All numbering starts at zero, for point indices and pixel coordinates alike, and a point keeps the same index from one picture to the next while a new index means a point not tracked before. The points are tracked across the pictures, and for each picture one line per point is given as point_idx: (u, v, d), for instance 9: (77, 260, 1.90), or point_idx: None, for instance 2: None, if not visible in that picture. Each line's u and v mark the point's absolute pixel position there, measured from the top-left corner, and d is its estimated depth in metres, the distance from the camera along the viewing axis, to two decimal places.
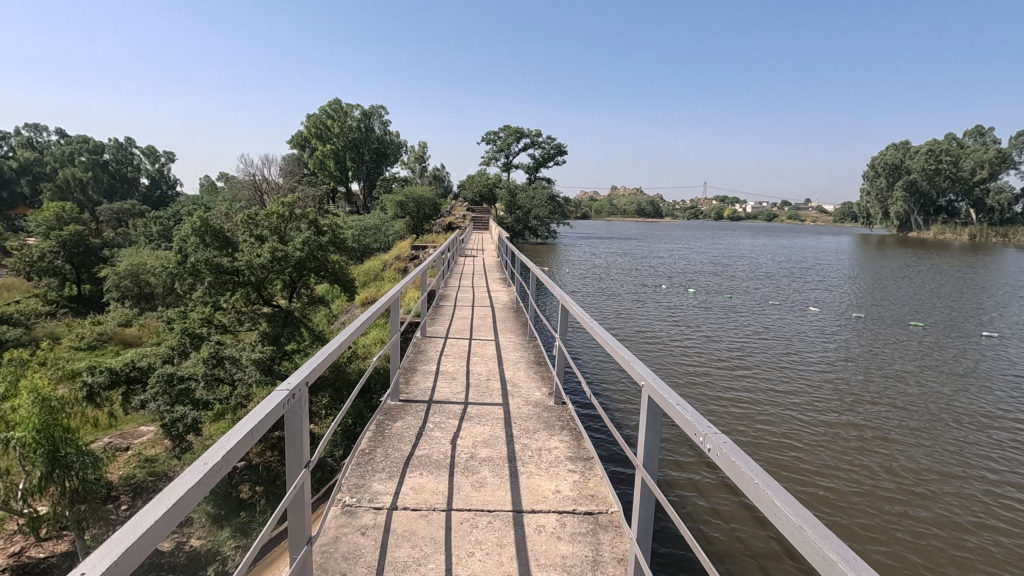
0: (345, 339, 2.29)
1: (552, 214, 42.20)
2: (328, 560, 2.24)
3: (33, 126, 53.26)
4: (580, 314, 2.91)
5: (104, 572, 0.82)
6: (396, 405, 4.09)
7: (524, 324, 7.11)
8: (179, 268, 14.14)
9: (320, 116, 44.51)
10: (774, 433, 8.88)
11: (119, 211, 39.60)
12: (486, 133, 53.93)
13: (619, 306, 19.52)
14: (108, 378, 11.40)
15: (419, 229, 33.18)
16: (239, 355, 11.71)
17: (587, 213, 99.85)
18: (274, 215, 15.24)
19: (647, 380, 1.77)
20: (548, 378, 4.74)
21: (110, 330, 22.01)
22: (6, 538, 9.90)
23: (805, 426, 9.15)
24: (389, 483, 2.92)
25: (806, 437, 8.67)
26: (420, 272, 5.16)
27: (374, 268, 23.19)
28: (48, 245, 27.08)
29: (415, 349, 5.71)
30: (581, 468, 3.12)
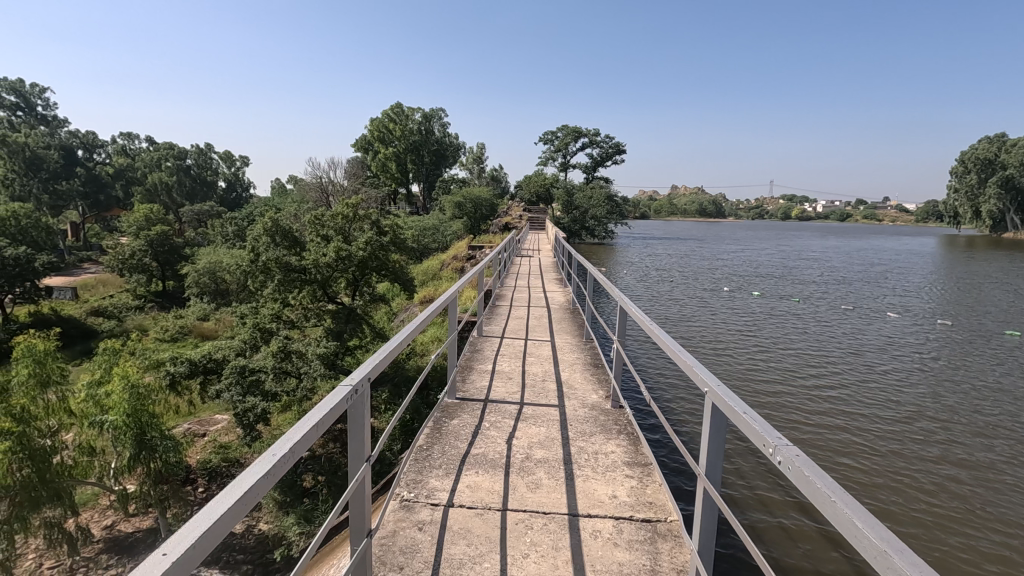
0: (405, 336, 2.33)
1: (610, 215, 41.72)
2: (386, 553, 2.30)
3: (127, 134, 57.62)
4: (641, 316, 2.84)
5: (179, 560, 0.86)
6: (453, 402, 4.15)
7: (580, 325, 7.06)
8: (252, 267, 14.97)
9: (382, 121, 45.91)
10: (844, 454, 8.43)
11: (199, 213, 42.49)
12: (544, 134, 53.84)
13: (679, 310, 19.07)
14: (188, 368, 12.24)
15: (476, 229, 33.59)
16: (305, 349, 12.25)
17: (646, 213, 98.10)
18: (339, 215, 15.80)
19: (712, 386, 1.70)
20: (604, 381, 4.68)
21: (191, 324, 23.61)
22: (101, 512, 10.85)
23: (878, 448, 8.64)
24: (445, 480, 2.96)
25: (880, 463, 8.17)
26: (478, 272, 5.19)
27: (433, 268, 23.67)
28: (138, 244, 29.25)
29: (472, 348, 5.79)
30: (638, 474, 3.06)
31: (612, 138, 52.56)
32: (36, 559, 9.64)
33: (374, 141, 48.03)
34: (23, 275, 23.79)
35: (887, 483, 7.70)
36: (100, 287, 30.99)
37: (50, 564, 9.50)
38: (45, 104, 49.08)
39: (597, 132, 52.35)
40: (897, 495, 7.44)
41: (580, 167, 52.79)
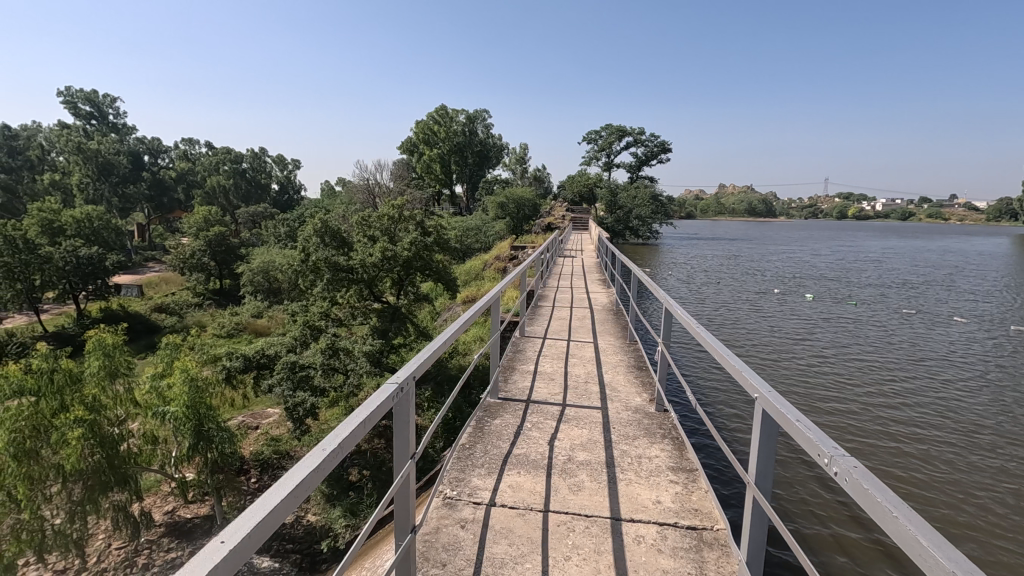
0: (449, 336, 2.35)
1: (655, 214, 41.04)
2: (429, 549, 2.33)
3: (189, 141, 60.64)
4: (688, 318, 2.78)
5: (237, 550, 0.90)
6: (495, 402, 4.18)
7: (623, 327, 6.96)
8: (303, 266, 15.47)
9: (427, 123, 46.77)
10: (903, 470, 8.03)
11: (254, 215, 44.29)
12: (588, 133, 53.40)
13: (726, 312, 18.58)
14: (242, 363, 12.81)
15: (519, 229, 33.66)
16: (352, 347, 12.56)
17: (692, 213, 95.99)
18: (385, 216, 16.13)
19: (763, 391, 1.64)
20: (648, 384, 4.60)
21: (245, 321, 24.66)
22: (162, 497, 11.47)
23: (941, 465, 8.19)
24: (488, 479, 2.98)
25: (942, 482, 7.74)
26: (521, 272, 5.20)
27: (476, 268, 23.88)
28: (198, 245, 30.72)
29: (514, 349, 5.79)
30: (684, 479, 2.99)
31: (657, 136, 51.62)
32: (105, 539, 10.28)
33: (419, 143, 48.86)
34: (94, 273, 25.38)
35: (949, 502, 7.30)
36: (163, 285, 32.76)
37: (117, 545, 10.09)
38: (115, 112, 52.24)
39: (642, 131, 51.53)
40: (960, 516, 7.04)
41: (624, 166, 52.08)
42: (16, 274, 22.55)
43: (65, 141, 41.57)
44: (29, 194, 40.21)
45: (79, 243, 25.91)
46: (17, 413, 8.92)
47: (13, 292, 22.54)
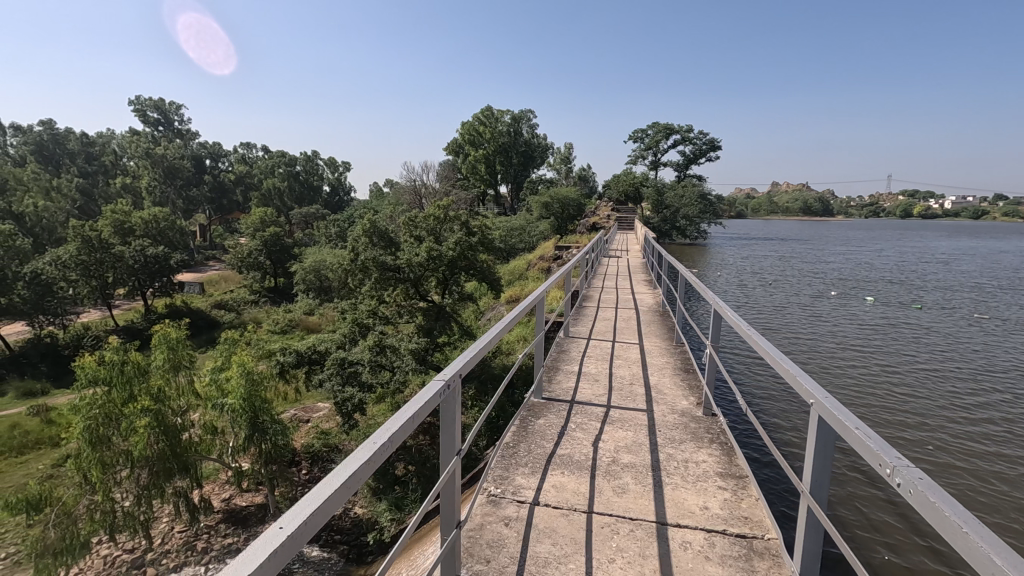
0: (494, 335, 2.37)
1: (703, 214, 40.09)
2: (474, 544, 2.36)
3: (247, 145, 63.31)
4: (738, 320, 2.70)
5: (294, 537, 0.93)
6: (540, 401, 4.19)
7: (670, 328, 6.82)
8: (352, 265, 15.89)
9: (473, 124, 47.31)
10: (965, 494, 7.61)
11: (307, 215, 45.87)
12: (634, 132, 52.61)
13: (779, 315, 17.94)
14: (295, 358, 13.31)
15: (563, 230, 33.57)
16: (399, 344, 12.87)
17: (743, 212, 93.10)
18: (431, 217, 16.34)
19: (819, 397, 1.57)
20: (695, 388, 4.49)
21: (297, 319, 25.63)
22: (221, 485, 12.07)
23: (1010, 491, 7.70)
24: (531, 478, 2.99)
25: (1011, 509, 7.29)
26: (566, 272, 5.16)
27: (520, 268, 23.95)
28: (255, 245, 32.07)
29: (558, 349, 5.78)
30: (732, 486, 2.90)
31: (706, 134, 50.23)
32: (168, 523, 10.87)
33: (465, 144, 49.43)
34: (161, 271, 26.96)
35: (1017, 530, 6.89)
36: (223, 283, 34.44)
37: (179, 528, 10.68)
38: (180, 119, 55.24)
39: (690, 128, 50.28)
40: None
41: (671, 165, 51.02)
42: (92, 272, 24.24)
43: (136, 147, 44.25)
44: (104, 197, 43.11)
45: (147, 243, 27.55)
46: (91, 402, 9.50)
47: (88, 287, 24.23)
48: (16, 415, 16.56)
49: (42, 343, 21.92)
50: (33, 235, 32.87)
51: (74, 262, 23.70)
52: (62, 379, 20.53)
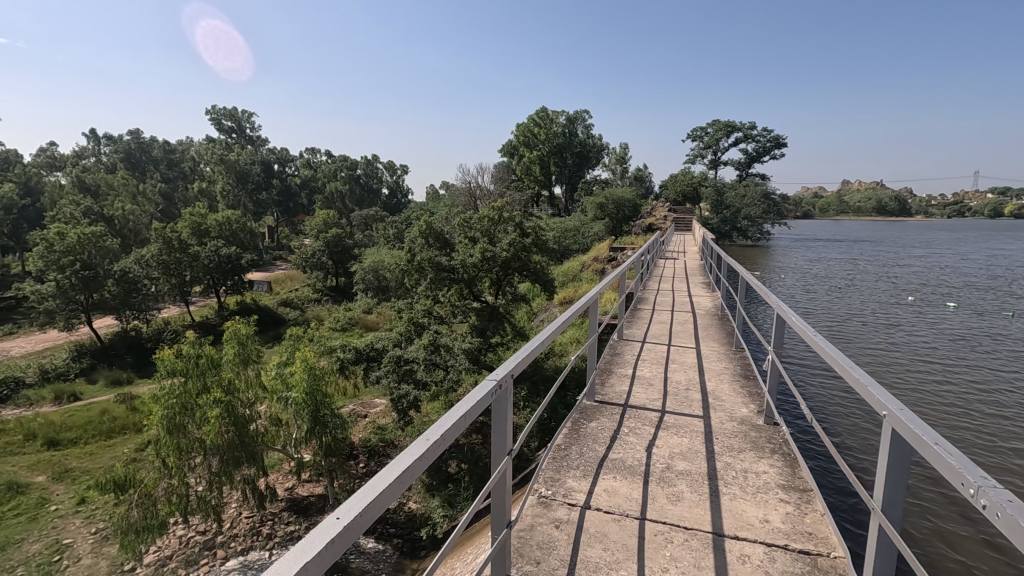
0: (546, 336, 2.36)
1: (766, 214, 38.51)
2: (525, 546, 2.36)
3: (311, 149, 66.06)
4: (802, 327, 2.57)
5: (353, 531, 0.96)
6: (592, 404, 4.15)
7: (730, 333, 6.57)
8: (409, 266, 16.27)
9: (528, 126, 47.51)
10: None
11: (367, 217, 47.40)
12: (693, 130, 51.12)
13: (849, 322, 16.99)
14: (354, 355, 13.74)
15: (619, 230, 33.04)
16: (452, 344, 13.07)
17: (809, 212, 88.74)
18: (485, 218, 16.42)
19: (893, 409, 1.47)
20: (756, 395, 4.31)
21: (357, 317, 26.58)
22: (284, 474, 12.70)
23: None
24: (583, 482, 2.96)
25: None
26: (621, 274, 5.07)
27: (573, 269, 23.91)
28: (318, 245, 33.39)
29: (612, 351, 5.69)
30: (796, 500, 2.77)
31: (770, 130, 48.14)
32: (236, 507, 11.52)
33: (520, 145, 49.65)
34: (233, 270, 28.60)
35: None
36: (289, 282, 36.18)
37: (246, 513, 11.29)
38: (252, 126, 58.42)
39: (753, 125, 48.33)
40: None
41: (732, 164, 49.27)
42: (172, 270, 26.01)
43: (212, 154, 47.06)
44: (183, 201, 46.26)
45: (221, 243, 29.26)
46: (170, 392, 10.13)
47: (168, 284, 26.03)
48: (106, 402, 18.03)
49: (128, 336, 23.74)
50: (122, 236, 35.66)
51: (156, 261, 25.55)
52: (144, 369, 22.14)
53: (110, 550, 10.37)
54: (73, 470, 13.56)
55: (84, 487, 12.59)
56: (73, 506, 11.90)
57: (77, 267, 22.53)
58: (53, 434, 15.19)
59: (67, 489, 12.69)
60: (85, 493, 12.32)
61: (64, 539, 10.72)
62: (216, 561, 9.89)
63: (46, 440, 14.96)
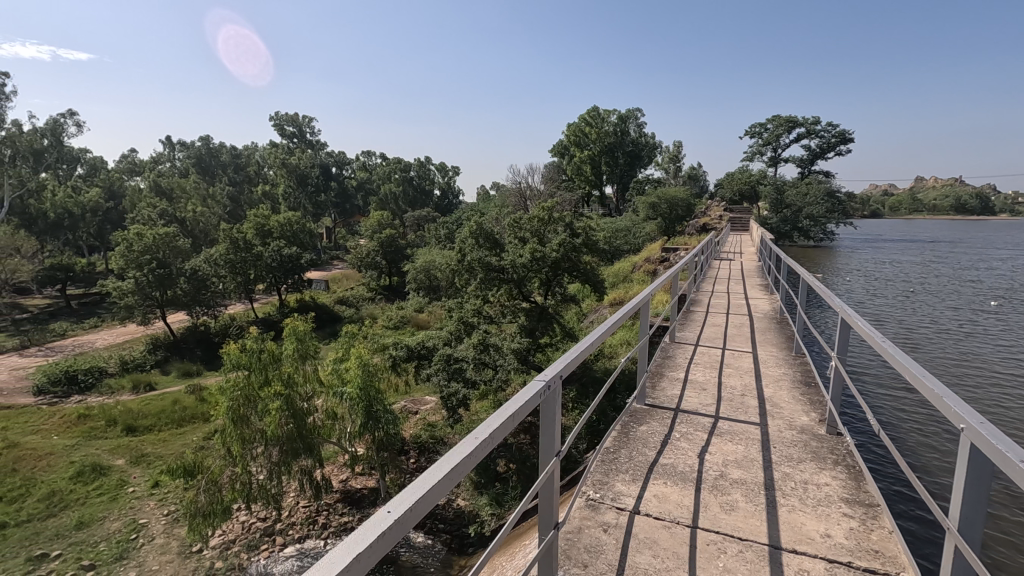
0: (597, 337, 2.34)
1: (830, 213, 36.63)
2: (572, 547, 2.35)
3: (367, 152, 68.03)
4: (870, 332, 2.43)
5: (399, 530, 0.97)
6: (642, 408, 4.07)
7: (790, 337, 6.29)
8: (459, 266, 16.47)
9: (578, 125, 47.24)
10: None
11: (419, 218, 48.35)
12: (751, 126, 49.25)
13: (922, 329, 15.93)
14: (406, 352, 14.05)
15: (671, 231, 32.26)
16: (501, 344, 13.18)
17: (880, 211, 83.57)
18: (536, 219, 16.41)
19: (970, 422, 1.37)
20: (818, 403, 4.10)
21: (409, 316, 27.15)
22: (339, 467, 13.14)
23: None
24: (632, 486, 2.92)
25: None
26: (674, 274, 4.95)
27: (624, 270, 23.58)
28: (372, 246, 34.36)
29: (663, 354, 5.57)
30: (861, 515, 2.61)
31: (835, 124, 45.75)
32: (294, 497, 12.01)
33: (570, 145, 49.37)
34: (294, 269, 29.86)
35: None
36: (345, 280, 37.44)
37: (303, 502, 11.75)
38: (312, 132, 60.79)
39: (817, 119, 46.07)
40: None
41: (793, 161, 47.14)
42: (237, 269, 27.46)
43: (275, 158, 49.29)
44: (248, 203, 48.75)
45: (282, 243, 30.59)
46: (234, 384, 10.68)
47: (234, 282, 27.47)
48: (178, 392, 19.24)
49: (197, 331, 25.25)
50: (193, 236, 37.94)
51: (223, 260, 27.06)
52: (212, 362, 23.45)
53: (180, 532, 11.03)
54: (148, 455, 14.53)
55: (158, 472, 13.46)
56: (148, 489, 12.75)
57: (153, 265, 24.11)
58: (131, 420, 16.34)
59: (142, 472, 13.61)
60: (158, 477, 13.15)
61: (140, 519, 11.50)
62: (275, 548, 10.37)
63: (125, 427, 16.09)
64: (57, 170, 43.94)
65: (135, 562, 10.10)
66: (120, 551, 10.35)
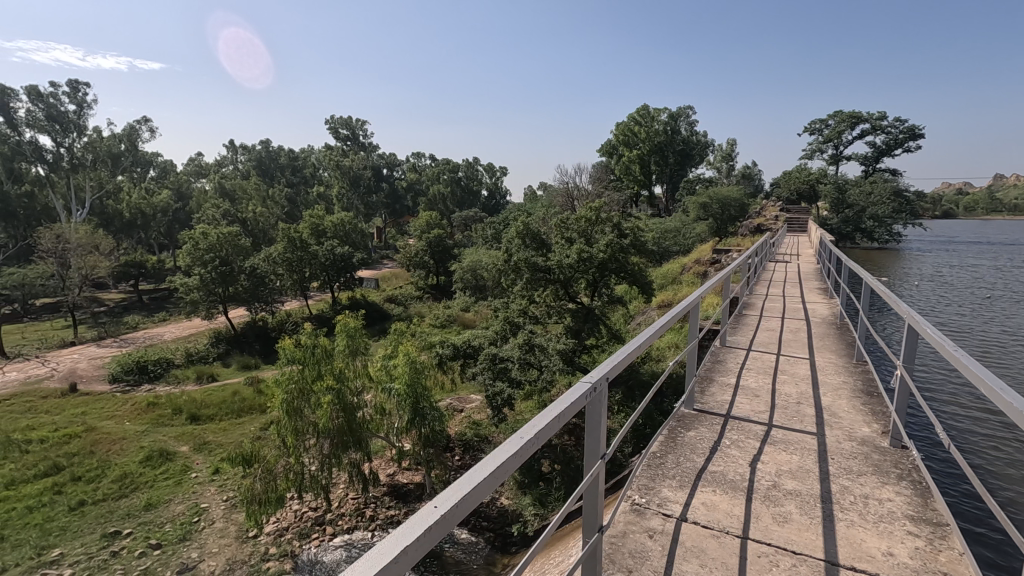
0: (644, 340, 2.30)
1: (897, 214, 34.59)
2: (616, 552, 2.32)
3: (416, 154, 69.35)
4: (939, 339, 2.29)
5: (431, 537, 0.96)
6: (690, 413, 3.98)
7: (850, 343, 5.99)
8: (505, 266, 16.53)
9: (627, 124, 46.55)
10: None
11: (466, 219, 48.85)
12: (811, 123, 47.15)
13: (998, 339, 14.84)
14: (452, 351, 14.23)
15: (723, 232, 31.31)
16: (547, 344, 13.17)
17: (953, 211, 78.17)
18: (583, 219, 16.30)
19: None
20: (881, 414, 3.87)
21: (456, 315, 27.46)
22: (386, 461, 13.50)
23: None
24: (679, 492, 2.85)
25: None
26: (726, 275, 4.79)
27: (673, 272, 23.08)
28: (421, 246, 35.03)
29: (713, 359, 5.42)
30: (928, 535, 2.46)
31: (903, 119, 43.12)
32: (344, 488, 12.41)
33: (619, 144, 48.73)
34: (346, 268, 30.75)
35: None
36: (394, 279, 38.31)
37: (351, 494, 12.13)
38: (365, 134, 62.49)
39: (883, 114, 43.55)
40: None
41: (856, 159, 44.81)
42: (294, 267, 28.59)
43: (329, 160, 50.98)
44: (304, 204, 50.70)
45: (336, 243, 31.57)
46: (289, 377, 11.08)
47: (291, 280, 28.62)
48: (238, 384, 20.22)
49: (256, 326, 26.51)
50: (253, 236, 39.76)
51: (282, 259, 28.29)
52: (269, 356, 24.53)
53: (238, 517, 11.58)
54: (210, 443, 15.31)
55: (218, 459, 14.20)
56: (210, 475, 13.45)
57: (216, 263, 25.43)
58: (195, 410, 17.28)
59: (204, 459, 14.37)
60: (218, 465, 13.85)
61: (202, 504, 12.15)
62: (325, 537, 10.74)
63: (189, 416, 17.06)
64: (132, 173, 46.98)
65: (196, 543, 10.65)
66: (183, 533, 10.95)
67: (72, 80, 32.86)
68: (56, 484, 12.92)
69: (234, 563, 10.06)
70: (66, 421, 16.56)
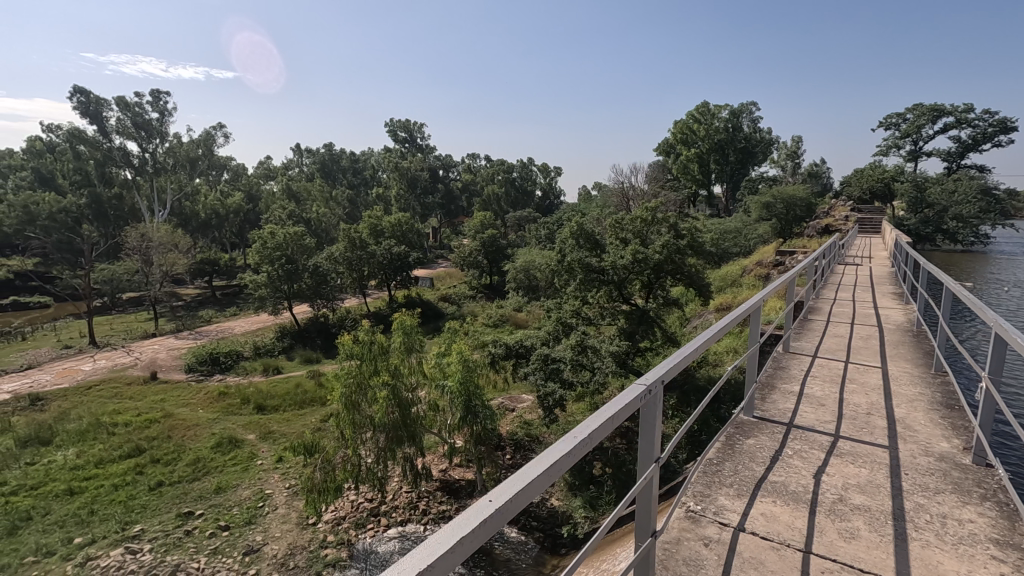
0: (701, 342, 2.24)
1: (985, 213, 31.92)
2: (669, 559, 2.28)
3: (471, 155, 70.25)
4: None
5: (476, 534, 0.96)
6: (750, 420, 3.83)
7: (928, 353, 5.59)
8: (559, 266, 16.43)
9: (686, 122, 45.29)
10: None
11: (520, 219, 49.02)
12: (887, 117, 44.29)
13: None
14: (504, 350, 14.29)
15: (787, 233, 29.96)
16: (600, 346, 13.02)
17: None
18: (638, 219, 15.98)
19: None
20: (963, 429, 3.59)
21: (508, 314, 27.60)
22: (439, 458, 13.74)
23: None
24: (737, 502, 2.75)
25: None
26: (791, 278, 4.58)
27: (732, 274, 22.30)
28: (475, 246, 35.47)
29: (775, 365, 5.19)
30: (1014, 562, 2.26)
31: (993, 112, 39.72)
32: (397, 481, 12.74)
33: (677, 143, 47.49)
34: (403, 267, 31.52)
35: None
36: (448, 279, 38.98)
37: (405, 487, 12.43)
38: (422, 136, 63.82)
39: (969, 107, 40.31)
40: None
41: (937, 155, 41.72)
42: (354, 265, 29.58)
43: (388, 162, 52.52)
44: (364, 205, 52.31)
45: (393, 243, 32.42)
46: (348, 371, 11.51)
47: (351, 278, 29.65)
48: (301, 377, 21.14)
49: (318, 322, 27.60)
50: (316, 235, 41.44)
51: (342, 258, 29.36)
52: (330, 351, 25.52)
53: (298, 504, 12.11)
54: (274, 432, 16.09)
55: (281, 448, 14.91)
56: (273, 463, 14.14)
57: (282, 261, 26.69)
58: (261, 400, 18.21)
59: (269, 447, 15.12)
60: (281, 454, 14.54)
61: (266, 490, 12.79)
62: (380, 528, 11.08)
63: (256, 406, 18.00)
64: (208, 176, 49.99)
65: (261, 527, 11.22)
66: (249, 517, 11.57)
67: (155, 89, 35.19)
68: (139, 464, 13.93)
69: (295, 547, 10.54)
70: (148, 407, 17.87)
